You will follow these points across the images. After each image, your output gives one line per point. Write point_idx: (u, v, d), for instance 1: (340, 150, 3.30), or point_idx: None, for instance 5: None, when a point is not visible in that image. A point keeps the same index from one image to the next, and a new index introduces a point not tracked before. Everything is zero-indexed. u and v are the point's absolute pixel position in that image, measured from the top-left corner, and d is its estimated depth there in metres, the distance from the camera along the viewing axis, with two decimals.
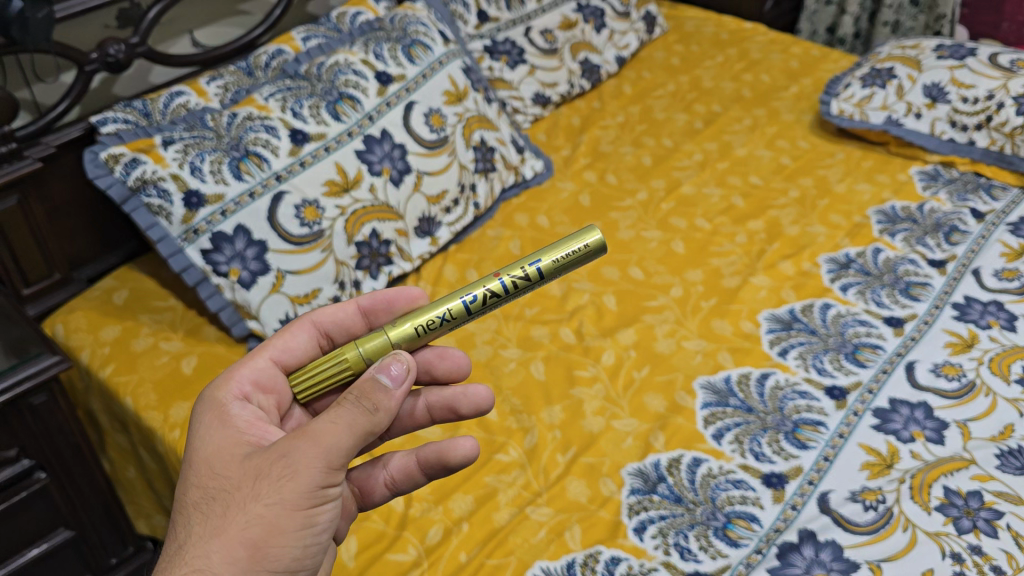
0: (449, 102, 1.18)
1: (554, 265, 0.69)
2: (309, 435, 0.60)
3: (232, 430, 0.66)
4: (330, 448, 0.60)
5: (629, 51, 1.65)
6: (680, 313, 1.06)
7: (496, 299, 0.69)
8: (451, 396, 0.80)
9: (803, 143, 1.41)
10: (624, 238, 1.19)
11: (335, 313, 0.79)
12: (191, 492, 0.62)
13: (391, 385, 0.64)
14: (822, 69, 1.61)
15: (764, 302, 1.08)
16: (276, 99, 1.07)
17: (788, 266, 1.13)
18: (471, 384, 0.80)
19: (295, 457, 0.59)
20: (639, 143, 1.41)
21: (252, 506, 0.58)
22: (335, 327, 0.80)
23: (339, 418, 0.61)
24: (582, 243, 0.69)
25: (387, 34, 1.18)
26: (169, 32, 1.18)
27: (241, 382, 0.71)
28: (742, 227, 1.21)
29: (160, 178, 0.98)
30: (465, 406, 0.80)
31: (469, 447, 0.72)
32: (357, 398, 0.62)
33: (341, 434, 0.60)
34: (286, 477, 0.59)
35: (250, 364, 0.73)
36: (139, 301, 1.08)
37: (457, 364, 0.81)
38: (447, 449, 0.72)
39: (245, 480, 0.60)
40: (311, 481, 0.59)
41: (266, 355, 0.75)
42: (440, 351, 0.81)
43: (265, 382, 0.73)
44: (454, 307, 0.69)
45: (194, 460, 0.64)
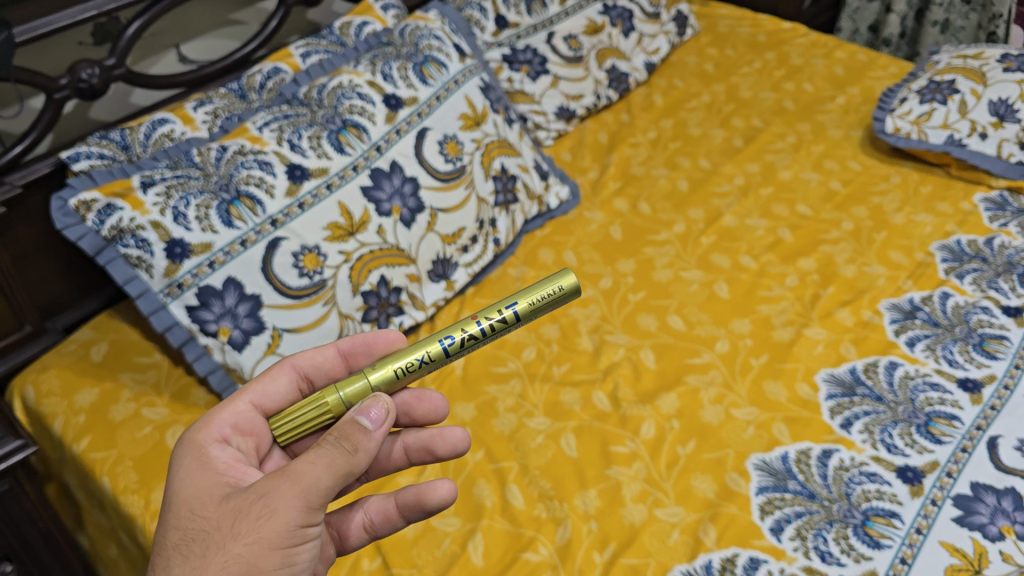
0: (466, 127, 1.06)
1: (531, 307, 0.67)
2: (288, 474, 0.56)
3: (211, 470, 0.61)
4: (310, 488, 0.56)
5: (659, 55, 1.52)
6: (727, 372, 0.94)
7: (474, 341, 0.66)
8: (428, 437, 0.74)
9: (853, 164, 1.28)
10: (661, 280, 1.07)
11: (314, 356, 0.73)
12: (171, 533, 0.58)
13: (371, 426, 0.60)
14: (868, 76, 1.48)
15: (822, 360, 0.95)
16: (272, 128, 0.95)
17: (846, 314, 1.01)
18: (449, 425, 0.74)
19: (275, 495, 0.56)
20: (672, 165, 1.29)
21: (230, 547, 0.54)
22: (314, 370, 0.74)
23: (320, 457, 0.57)
24: (557, 286, 0.67)
25: (396, 50, 1.06)
26: (152, 47, 1.06)
27: (220, 424, 0.66)
28: (792, 266, 1.08)
29: (138, 227, 0.87)
30: (443, 447, 0.74)
31: (447, 490, 0.66)
32: (337, 438, 0.58)
33: (322, 474, 0.56)
34: (265, 516, 0.55)
35: (230, 408, 0.68)
36: (119, 356, 0.98)
37: (435, 407, 0.76)
38: (424, 492, 0.67)
39: (224, 521, 0.56)
40: (292, 521, 0.55)
41: (245, 399, 0.69)
42: (419, 392, 0.75)
43: (245, 426, 0.68)
44: (431, 351, 0.66)
45: (172, 501, 0.60)
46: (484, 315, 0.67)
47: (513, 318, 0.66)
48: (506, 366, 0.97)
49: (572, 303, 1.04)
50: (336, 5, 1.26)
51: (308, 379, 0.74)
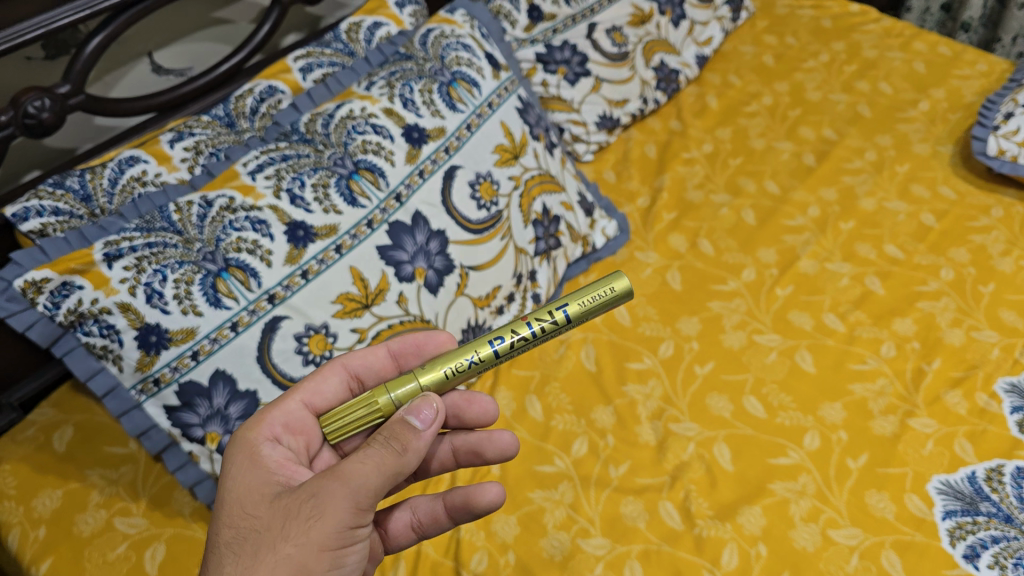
0: (502, 162, 0.88)
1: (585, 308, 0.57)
2: (338, 474, 0.51)
3: (261, 469, 0.56)
4: (359, 489, 0.51)
5: (712, 45, 1.32)
6: (821, 478, 0.78)
7: (524, 343, 0.57)
8: (477, 441, 0.68)
9: (946, 190, 1.09)
10: (732, 347, 0.90)
11: (365, 356, 0.67)
12: (222, 532, 0.53)
13: (422, 426, 0.53)
14: (954, 75, 1.28)
15: (933, 463, 0.79)
16: (268, 175, 0.77)
17: (957, 398, 0.84)
18: (499, 429, 0.68)
19: (323, 496, 0.50)
20: (735, 189, 1.10)
21: (278, 550, 0.50)
22: (367, 372, 0.67)
23: (369, 457, 0.51)
24: (611, 286, 0.58)
25: (418, 66, 0.87)
26: (120, 56, 0.87)
27: (272, 423, 0.60)
28: (887, 330, 0.91)
29: (103, 310, 0.68)
30: (492, 452, 0.68)
31: (497, 493, 0.62)
32: (387, 436, 0.52)
33: (372, 474, 0.51)
34: (314, 517, 0.50)
35: (282, 408, 0.62)
36: (87, 444, 0.81)
37: (485, 411, 0.69)
38: (474, 494, 0.63)
39: (274, 522, 0.51)
40: (341, 523, 0.50)
41: (298, 398, 0.63)
42: (468, 394, 0.69)
43: (297, 428, 0.62)
44: (479, 355, 0.57)
45: (224, 499, 0.55)
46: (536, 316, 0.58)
47: (567, 320, 0.57)
48: (552, 464, 0.80)
49: (627, 377, 0.87)
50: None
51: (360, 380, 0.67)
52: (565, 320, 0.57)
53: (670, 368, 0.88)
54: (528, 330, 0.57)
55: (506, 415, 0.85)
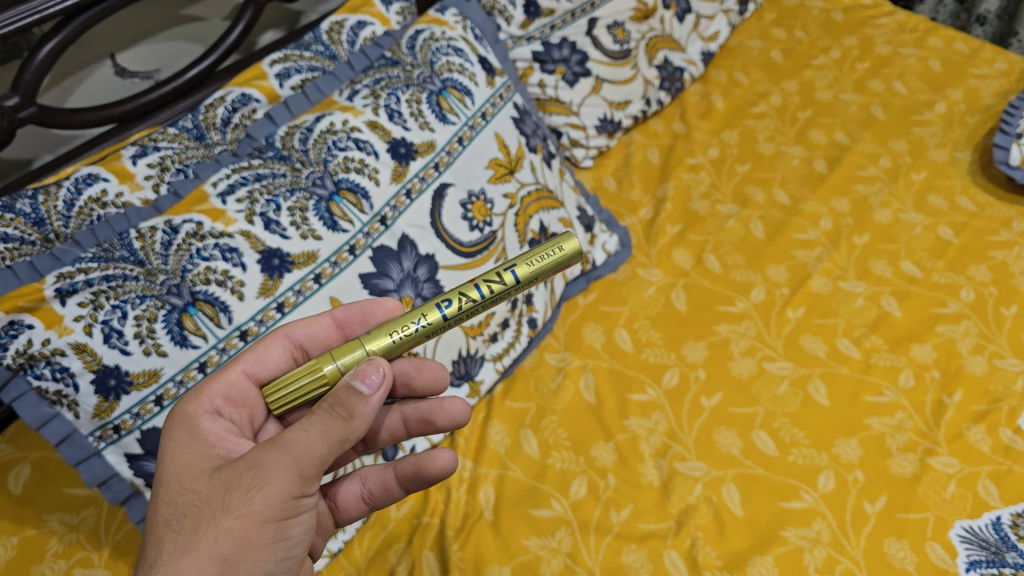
0: (497, 178, 0.82)
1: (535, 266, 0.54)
2: (281, 444, 0.48)
3: (201, 442, 0.53)
4: (302, 458, 0.47)
5: (717, 41, 1.26)
6: (837, 523, 0.72)
7: (473, 304, 0.53)
8: (426, 410, 0.64)
9: (965, 201, 1.03)
10: (740, 375, 0.84)
11: (309, 323, 0.62)
12: (160, 508, 0.50)
13: (369, 391, 0.49)
14: (972, 75, 1.22)
15: (955, 507, 0.73)
16: (240, 197, 0.69)
17: (980, 434, 0.78)
18: (451, 396, 0.64)
19: (265, 466, 0.47)
20: (742, 199, 1.04)
21: (219, 527, 0.46)
22: (312, 341, 0.62)
23: (312, 425, 0.48)
24: (564, 244, 0.55)
25: (407, 73, 0.80)
26: (80, 58, 0.80)
27: (212, 395, 0.56)
28: (904, 357, 0.85)
29: (55, 351, 0.62)
30: (442, 420, 0.64)
31: (448, 460, 0.60)
32: (331, 403, 0.49)
33: (315, 443, 0.48)
34: (255, 488, 0.47)
35: (223, 378, 0.58)
36: (44, 486, 0.76)
37: (436, 377, 0.64)
38: (424, 462, 0.61)
39: (213, 496, 0.48)
40: (283, 493, 0.47)
41: (240, 366, 0.59)
42: (418, 360, 0.64)
43: (238, 399, 0.58)
44: (427, 319, 0.53)
45: (163, 474, 0.52)
46: (484, 277, 0.54)
47: (518, 281, 0.54)
48: (549, 508, 0.74)
49: (629, 411, 0.81)
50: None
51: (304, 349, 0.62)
52: (515, 281, 0.54)
53: (674, 399, 0.82)
54: (477, 293, 0.53)
55: (499, 452, 0.79)
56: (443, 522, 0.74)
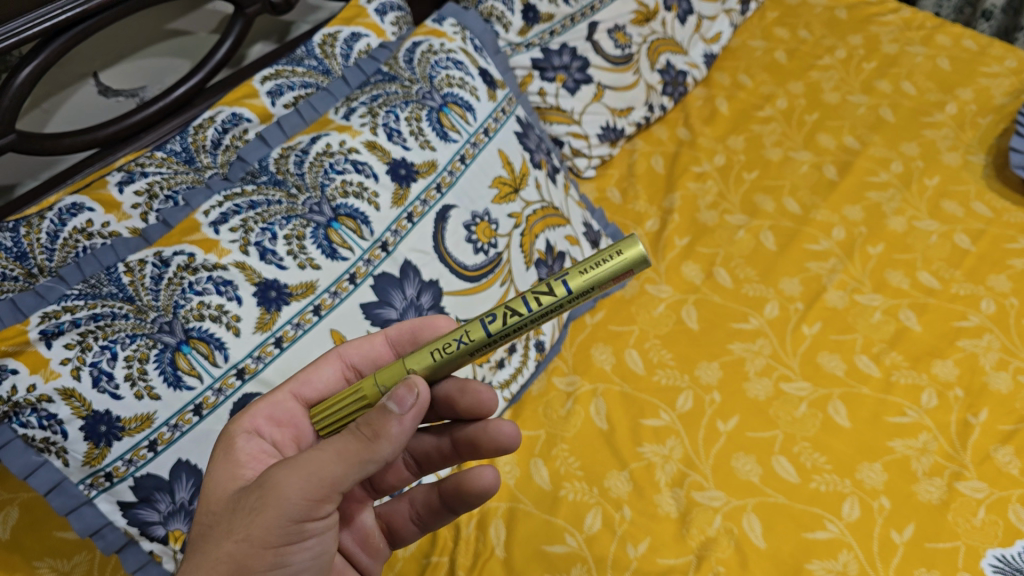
0: (501, 198, 0.79)
1: (589, 275, 0.45)
2: (292, 463, 0.45)
3: (233, 463, 0.52)
4: (310, 478, 0.44)
5: (720, 42, 1.23)
6: (864, 555, 0.69)
7: (520, 320, 0.46)
8: (470, 432, 0.59)
9: (980, 207, 1.00)
10: (757, 398, 0.81)
11: (361, 344, 0.58)
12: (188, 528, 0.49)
13: (398, 410, 0.45)
14: (981, 73, 1.19)
15: (986, 534, 0.69)
16: (234, 227, 0.65)
17: (1009, 456, 0.75)
18: (497, 421, 0.58)
19: (268, 486, 0.45)
20: (752, 209, 1.02)
21: (218, 550, 0.44)
22: (368, 363, 0.58)
23: (330, 444, 0.45)
24: (618, 250, 0.45)
25: (405, 89, 0.77)
26: (61, 78, 0.77)
27: (252, 415, 0.54)
28: (926, 374, 0.82)
29: (41, 397, 0.57)
30: (485, 444, 0.58)
31: (492, 478, 0.56)
32: (359, 421, 0.45)
33: (327, 463, 0.44)
34: (256, 509, 0.44)
35: (269, 397, 0.56)
36: (33, 532, 0.69)
37: (480, 401, 0.56)
38: (465, 481, 0.57)
39: (223, 517, 0.46)
40: (283, 517, 0.44)
41: (287, 387, 0.57)
42: (462, 382, 0.56)
43: (284, 420, 0.56)
44: (471, 337, 0.47)
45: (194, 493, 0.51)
46: (533, 289, 0.46)
47: (570, 293, 0.46)
48: (563, 543, 0.71)
49: (643, 437, 0.78)
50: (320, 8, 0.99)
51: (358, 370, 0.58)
52: (567, 293, 0.46)
53: (689, 423, 0.79)
54: (524, 307, 0.46)
55: (509, 485, 0.76)
56: (454, 562, 0.71)
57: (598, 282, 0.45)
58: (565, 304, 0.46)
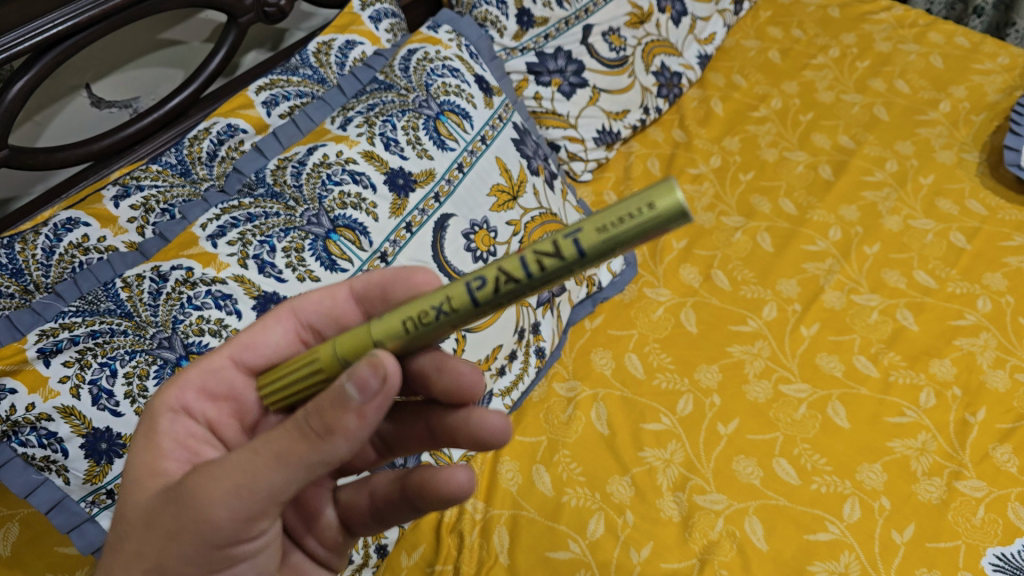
0: (500, 206, 0.80)
1: (606, 233, 0.32)
2: (218, 472, 0.40)
3: (156, 449, 0.47)
4: (241, 494, 0.39)
5: (714, 43, 1.23)
6: (865, 556, 0.69)
7: (514, 288, 0.35)
8: (451, 421, 0.54)
9: (975, 205, 1.01)
10: (757, 400, 0.82)
11: (321, 300, 0.53)
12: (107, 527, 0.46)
13: (356, 397, 0.38)
14: (975, 71, 1.20)
15: (985, 533, 0.70)
16: (231, 240, 0.65)
17: (1007, 454, 0.75)
18: (484, 411, 0.53)
19: (185, 504, 0.40)
20: (748, 210, 1.02)
21: (135, 565, 0.41)
22: (324, 319, 0.53)
23: (266, 446, 0.39)
24: (650, 199, 0.32)
25: (401, 97, 0.77)
26: (53, 91, 0.76)
27: (181, 390, 0.50)
28: (924, 373, 0.83)
29: (40, 416, 0.56)
30: (465, 437, 0.54)
31: (462, 482, 0.50)
32: (307, 415, 0.38)
33: (260, 472, 0.39)
34: (173, 531, 0.40)
35: (203, 363, 0.51)
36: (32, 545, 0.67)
37: (461, 384, 0.52)
38: (431, 479, 0.51)
39: (138, 527, 0.42)
40: (206, 541, 0.40)
41: (227, 350, 0.52)
42: (440, 361, 0.51)
43: (219, 390, 0.51)
44: (448, 309, 0.37)
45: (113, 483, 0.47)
46: (534, 250, 0.35)
47: (581, 258, 0.33)
48: (567, 549, 0.71)
49: (644, 441, 0.78)
50: (315, 15, 1.00)
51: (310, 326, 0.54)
52: (578, 258, 0.33)
53: (690, 427, 0.80)
54: (522, 275, 0.35)
55: (512, 491, 0.76)
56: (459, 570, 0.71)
57: (623, 244, 0.32)
58: (576, 269, 0.34)
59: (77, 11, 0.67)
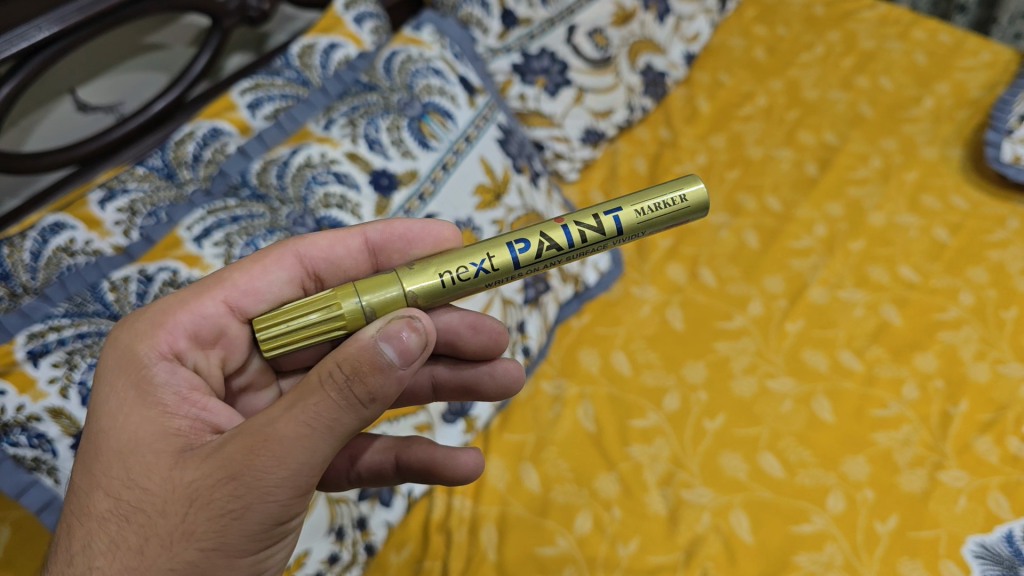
0: (484, 205, 0.81)
1: (642, 217, 0.49)
2: (279, 448, 0.41)
3: (154, 408, 0.45)
4: (301, 469, 0.42)
5: (699, 41, 1.24)
6: (849, 546, 0.70)
7: (558, 252, 0.49)
8: (475, 373, 0.64)
9: (958, 200, 1.01)
10: (743, 395, 0.82)
11: (333, 247, 0.57)
12: (101, 498, 0.43)
13: (398, 362, 0.43)
14: (957, 67, 1.21)
15: (967, 522, 0.71)
16: (216, 242, 0.66)
17: (988, 445, 0.76)
18: (499, 364, 0.64)
19: (246, 483, 0.41)
20: (734, 207, 1.03)
21: (184, 549, 0.41)
22: (326, 265, 0.57)
23: (320, 418, 0.42)
24: (682, 195, 0.50)
25: (384, 99, 0.79)
26: (38, 96, 0.77)
27: (173, 335, 0.49)
28: (907, 366, 0.83)
29: (30, 417, 0.56)
30: (489, 386, 0.64)
31: (477, 462, 0.60)
32: (351, 383, 0.42)
33: (316, 444, 0.42)
34: (233, 512, 0.41)
35: (193, 308, 0.51)
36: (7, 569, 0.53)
37: (493, 340, 0.62)
38: (439, 462, 0.59)
39: (172, 505, 0.42)
40: (266, 517, 0.42)
41: (218, 295, 0.52)
42: (474, 320, 0.61)
43: (207, 335, 0.51)
44: (497, 266, 0.49)
45: (103, 448, 0.45)
46: (577, 222, 0.49)
47: (618, 232, 0.49)
48: (554, 545, 0.72)
49: (631, 438, 0.79)
50: (298, 17, 1.00)
51: (310, 270, 0.57)
52: (616, 232, 0.49)
53: (676, 423, 0.80)
54: (567, 245, 0.49)
55: (499, 488, 0.76)
56: (446, 568, 0.71)
57: (648, 227, 0.50)
58: (608, 241, 0.50)
59: (64, 17, 0.68)
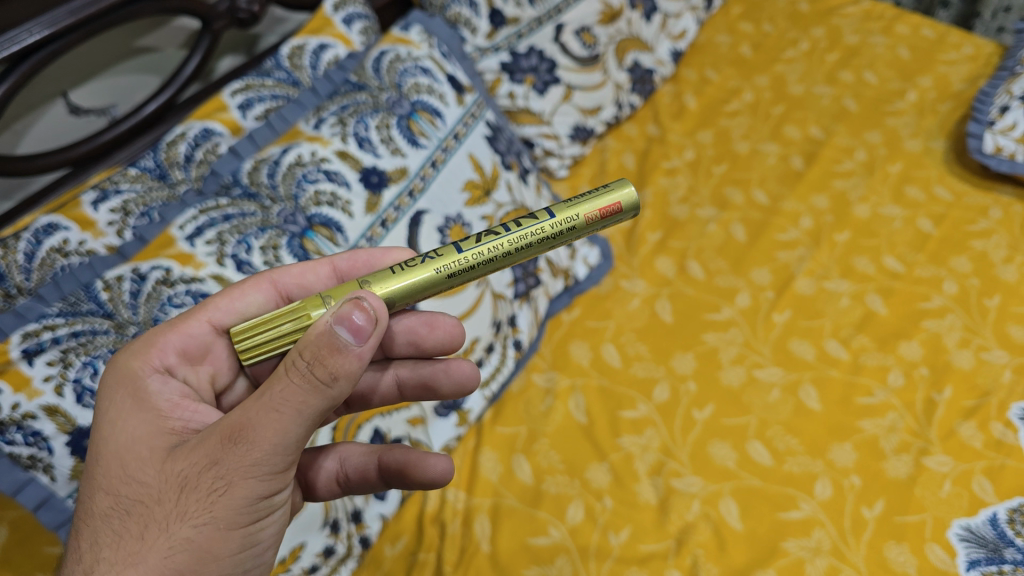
0: (473, 201, 0.84)
1: (574, 206, 0.51)
2: (250, 429, 0.41)
3: (150, 412, 0.47)
4: (276, 448, 0.42)
5: (686, 38, 1.25)
6: (836, 531, 0.71)
7: (498, 237, 0.50)
8: (432, 370, 0.64)
9: (941, 191, 1.03)
10: (731, 385, 0.84)
11: (304, 273, 0.58)
12: (102, 498, 0.44)
13: (353, 340, 0.42)
14: (940, 61, 1.23)
15: (951, 506, 0.72)
16: (208, 241, 0.67)
17: (972, 430, 0.78)
18: (455, 361, 0.64)
19: (226, 464, 0.42)
20: (722, 201, 1.04)
21: (178, 532, 0.42)
22: (299, 291, 0.58)
23: (287, 403, 0.42)
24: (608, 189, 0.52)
25: (374, 98, 0.80)
26: (30, 100, 0.78)
27: (164, 350, 0.52)
28: (892, 355, 0.85)
29: (26, 415, 0.57)
30: (446, 384, 0.64)
31: (446, 465, 0.61)
32: (309, 364, 0.42)
33: (288, 425, 0.42)
34: (217, 492, 0.42)
35: (181, 328, 0.53)
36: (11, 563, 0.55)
37: (450, 335, 0.64)
38: (414, 461, 0.60)
39: (166, 494, 0.43)
40: (251, 493, 0.42)
41: (203, 316, 0.54)
42: (430, 319, 0.63)
43: (195, 352, 0.54)
44: (441, 254, 0.50)
45: (102, 450, 0.46)
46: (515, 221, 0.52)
47: (552, 215, 0.51)
48: (546, 535, 0.73)
49: (621, 428, 0.80)
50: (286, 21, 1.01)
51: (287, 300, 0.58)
52: (550, 216, 0.51)
53: (668, 415, 0.81)
54: (505, 230, 0.50)
55: (492, 480, 0.78)
56: (440, 559, 0.72)
57: (579, 208, 0.51)
58: (548, 230, 0.50)
59: (54, 22, 0.69)
